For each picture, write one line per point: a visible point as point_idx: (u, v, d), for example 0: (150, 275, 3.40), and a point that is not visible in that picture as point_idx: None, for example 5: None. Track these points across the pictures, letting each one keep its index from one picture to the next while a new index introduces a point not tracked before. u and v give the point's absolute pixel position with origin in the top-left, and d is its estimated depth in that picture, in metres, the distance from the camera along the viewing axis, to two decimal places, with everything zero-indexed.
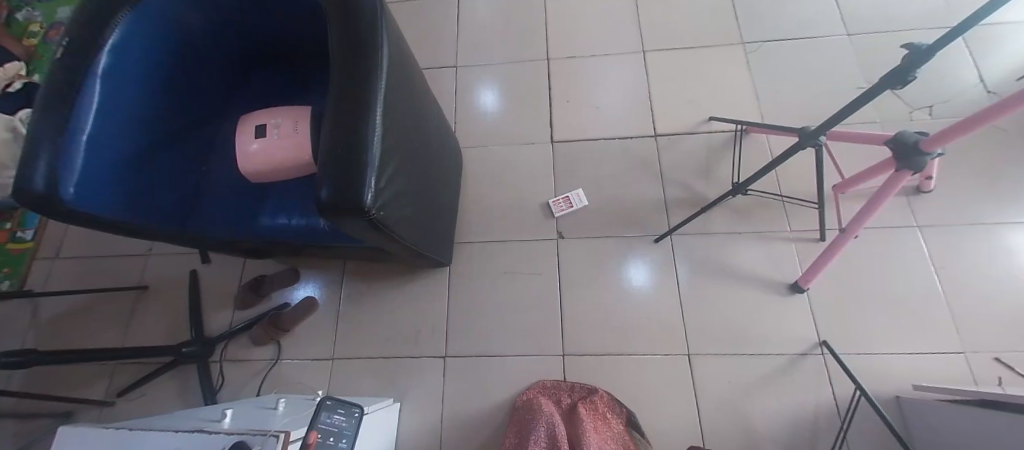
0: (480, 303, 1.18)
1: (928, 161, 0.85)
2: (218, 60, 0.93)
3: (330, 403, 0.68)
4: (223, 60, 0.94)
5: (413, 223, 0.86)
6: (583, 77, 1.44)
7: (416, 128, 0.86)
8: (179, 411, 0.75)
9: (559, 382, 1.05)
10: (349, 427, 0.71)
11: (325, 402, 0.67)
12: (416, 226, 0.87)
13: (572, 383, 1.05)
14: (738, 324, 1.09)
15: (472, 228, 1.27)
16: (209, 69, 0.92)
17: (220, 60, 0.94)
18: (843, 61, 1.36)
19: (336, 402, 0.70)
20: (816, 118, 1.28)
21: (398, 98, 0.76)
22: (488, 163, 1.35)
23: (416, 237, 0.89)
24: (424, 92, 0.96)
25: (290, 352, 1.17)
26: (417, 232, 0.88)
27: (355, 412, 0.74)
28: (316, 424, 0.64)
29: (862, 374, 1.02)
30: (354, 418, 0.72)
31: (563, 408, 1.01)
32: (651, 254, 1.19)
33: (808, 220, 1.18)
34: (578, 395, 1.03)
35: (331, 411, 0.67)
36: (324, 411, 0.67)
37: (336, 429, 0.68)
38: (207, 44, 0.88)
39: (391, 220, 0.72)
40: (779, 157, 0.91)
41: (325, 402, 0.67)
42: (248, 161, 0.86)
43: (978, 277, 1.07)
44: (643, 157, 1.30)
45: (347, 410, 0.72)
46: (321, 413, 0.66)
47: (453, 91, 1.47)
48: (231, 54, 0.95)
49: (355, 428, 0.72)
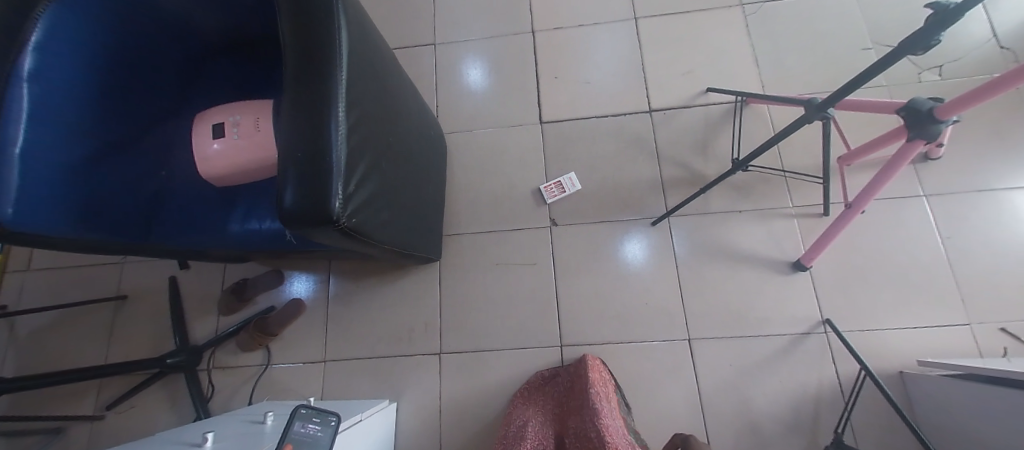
0: (474, 297, 1.14)
1: (943, 129, 0.79)
2: (165, 51, 0.84)
3: (305, 411, 0.66)
4: (171, 51, 0.85)
5: (394, 224, 0.79)
6: (572, 51, 1.34)
7: (389, 119, 0.79)
8: (158, 437, 0.73)
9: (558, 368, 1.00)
10: (326, 437, 0.66)
11: (299, 410, 0.65)
12: (397, 227, 0.81)
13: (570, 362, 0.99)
14: (739, 305, 1.06)
15: (460, 219, 1.21)
16: (156, 62, 0.83)
17: (166, 51, 0.84)
18: (849, 21, 1.27)
19: (311, 411, 0.67)
20: (819, 85, 1.21)
21: (365, 87, 0.69)
22: (474, 149, 1.28)
23: (398, 239, 0.83)
24: (396, 76, 0.87)
25: (280, 356, 1.14)
26: (400, 231, 0.83)
27: (332, 421, 0.69)
28: (289, 434, 0.62)
29: (866, 351, 1.00)
30: (331, 426, 0.67)
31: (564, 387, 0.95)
32: (649, 238, 1.14)
33: (809, 195, 1.13)
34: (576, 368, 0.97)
35: (305, 419, 0.64)
36: (297, 421, 0.64)
37: (311, 439, 0.64)
38: (148, 33, 0.78)
39: (368, 225, 0.67)
40: (782, 131, 0.85)
41: (299, 409, 0.65)
42: (210, 165, 0.79)
43: (986, 246, 1.04)
44: (638, 135, 1.22)
45: (322, 418, 0.68)
46: (294, 422, 0.63)
47: (433, 71, 1.37)
48: (178, 44, 0.86)
49: (331, 437, 0.66)
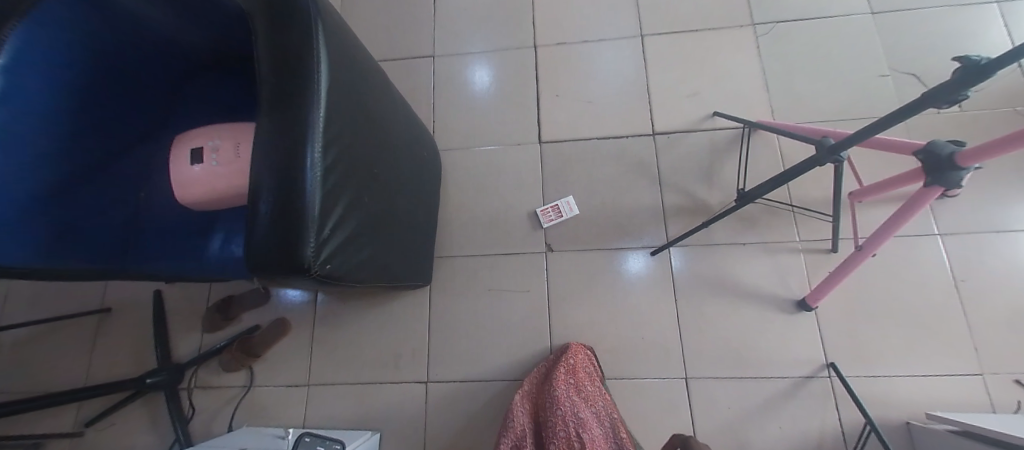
0: (463, 324, 1.10)
1: (963, 176, 0.74)
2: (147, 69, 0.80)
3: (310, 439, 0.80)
4: (152, 68, 0.81)
5: (377, 259, 0.76)
6: (576, 67, 1.29)
7: (374, 147, 0.74)
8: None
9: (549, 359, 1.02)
10: None
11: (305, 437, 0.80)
12: (381, 261, 0.77)
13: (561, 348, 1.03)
14: (739, 344, 1.02)
15: (452, 241, 1.17)
16: (132, 77, 0.78)
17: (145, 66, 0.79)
18: (865, 45, 1.21)
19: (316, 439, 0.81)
20: (830, 114, 1.16)
21: (347, 117, 0.64)
22: (471, 168, 1.23)
23: (382, 273, 0.79)
24: (385, 97, 0.83)
25: (263, 377, 1.11)
26: (384, 264, 0.79)
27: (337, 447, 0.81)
28: None
29: (871, 398, 0.96)
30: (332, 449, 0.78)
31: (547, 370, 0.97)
32: (647, 269, 1.09)
33: (818, 229, 1.07)
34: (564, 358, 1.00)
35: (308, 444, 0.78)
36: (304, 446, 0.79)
37: None
38: (126, 49, 0.73)
39: (347, 265, 0.63)
40: (792, 170, 0.80)
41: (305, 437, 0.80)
42: (188, 191, 0.75)
43: (1002, 291, 0.99)
44: (639, 159, 1.18)
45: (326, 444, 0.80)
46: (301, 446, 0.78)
47: (431, 84, 1.33)
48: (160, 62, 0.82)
49: None
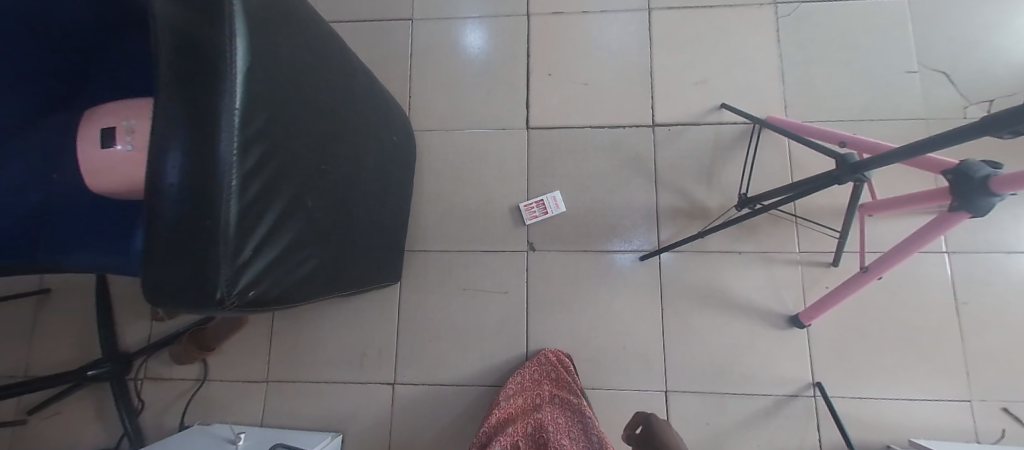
0: (434, 324, 1.03)
1: (995, 203, 0.65)
2: (74, 34, 0.64)
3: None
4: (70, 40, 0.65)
5: (326, 267, 0.65)
6: (572, 42, 1.15)
7: (321, 135, 0.61)
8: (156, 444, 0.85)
9: (530, 366, 0.96)
10: None
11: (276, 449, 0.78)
12: (331, 268, 0.67)
13: (540, 355, 0.96)
14: (725, 359, 0.97)
15: (426, 234, 1.07)
16: (50, 38, 0.63)
17: (75, 30, 0.64)
18: (895, 36, 1.08)
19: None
20: (847, 113, 1.05)
21: (280, 102, 0.51)
22: (449, 153, 1.11)
23: (333, 280, 0.69)
24: (338, 70, 0.68)
25: (218, 371, 1.04)
26: (336, 270, 0.69)
27: None
28: None
29: (854, 420, 0.92)
30: None
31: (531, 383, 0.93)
32: (634, 276, 1.02)
33: (820, 241, 0.99)
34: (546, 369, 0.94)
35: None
36: None
37: None
38: (47, 10, 0.58)
39: (282, 285, 0.53)
40: (805, 183, 0.71)
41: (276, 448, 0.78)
42: (102, 178, 0.63)
43: (1004, 316, 0.94)
44: (636, 153, 1.07)
45: None
46: None
47: (408, 53, 1.17)
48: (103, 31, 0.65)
49: None
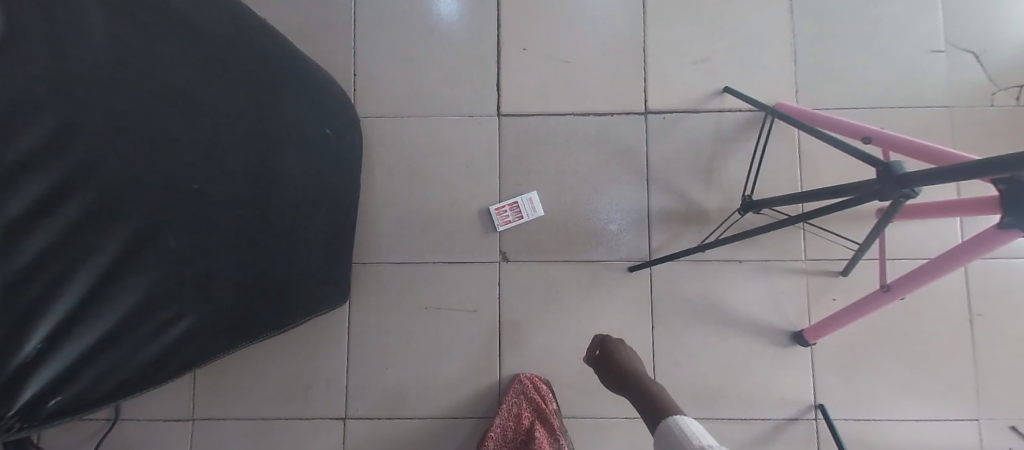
0: (391, 350, 0.88)
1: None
2: None
3: None
4: None
5: (210, 320, 0.48)
6: (551, 9, 0.95)
7: (194, 143, 0.42)
8: None
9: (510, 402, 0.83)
10: None
11: None
12: (221, 320, 0.50)
13: (517, 387, 0.84)
14: (720, 380, 0.86)
15: (380, 243, 0.91)
16: None
17: None
18: (920, 8, 0.94)
19: None
20: (863, 100, 0.92)
21: (89, 104, 0.32)
22: (405, 145, 0.93)
23: (225, 333, 0.52)
24: (225, 45, 0.48)
25: (133, 408, 0.87)
26: (229, 319, 0.52)
27: None
28: None
29: (857, 444, 0.84)
30: None
31: (514, 422, 0.81)
32: (621, 289, 0.89)
33: (830, 248, 0.88)
34: (527, 403, 0.82)
35: None
36: None
37: None
38: None
39: (117, 370, 0.37)
40: (832, 191, 0.57)
41: None
42: None
43: (1020, 327, 0.86)
44: (624, 145, 0.91)
45: None
46: None
47: (352, 21, 0.96)
48: None
49: None
